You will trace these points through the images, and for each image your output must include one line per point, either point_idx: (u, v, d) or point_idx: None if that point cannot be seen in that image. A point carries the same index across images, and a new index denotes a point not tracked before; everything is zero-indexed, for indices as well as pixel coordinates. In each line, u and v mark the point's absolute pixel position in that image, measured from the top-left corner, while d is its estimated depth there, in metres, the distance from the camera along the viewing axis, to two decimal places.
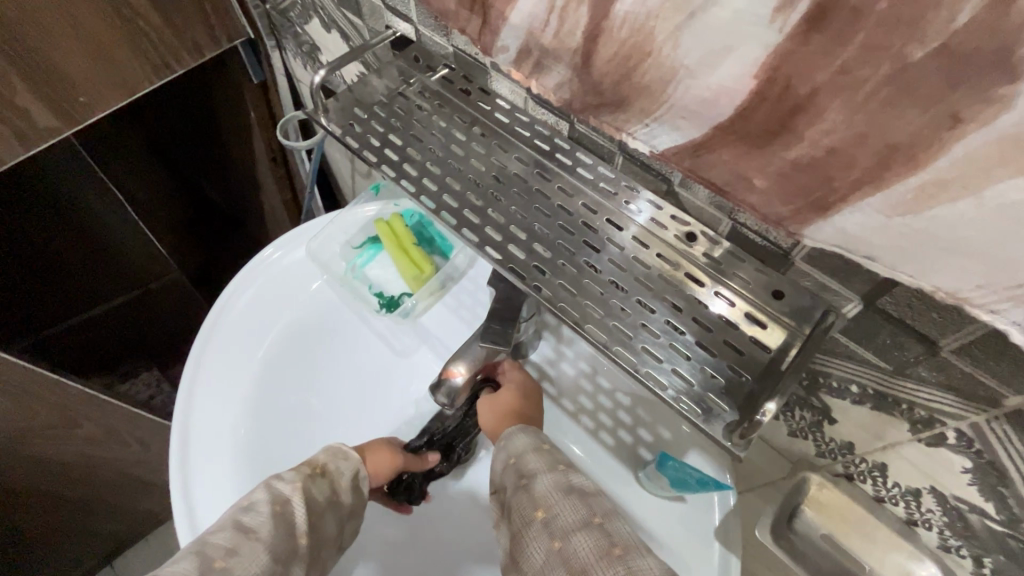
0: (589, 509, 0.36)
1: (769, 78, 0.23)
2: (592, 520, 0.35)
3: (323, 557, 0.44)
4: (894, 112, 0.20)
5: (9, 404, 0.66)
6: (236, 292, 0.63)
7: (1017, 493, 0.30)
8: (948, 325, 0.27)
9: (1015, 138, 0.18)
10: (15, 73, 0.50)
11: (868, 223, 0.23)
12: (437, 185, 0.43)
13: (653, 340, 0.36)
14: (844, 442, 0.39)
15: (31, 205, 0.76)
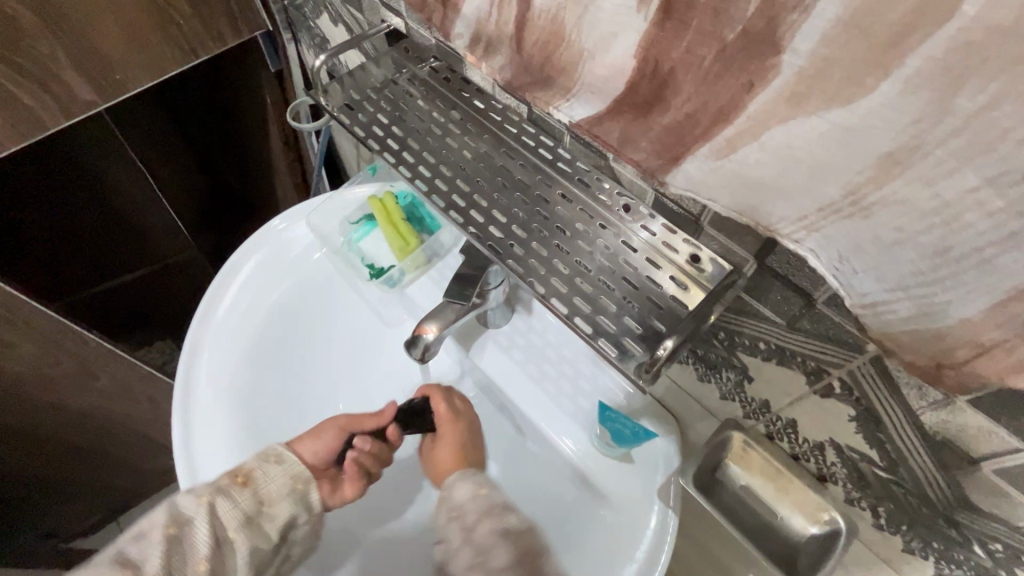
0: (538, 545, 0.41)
1: (644, 63, 0.25)
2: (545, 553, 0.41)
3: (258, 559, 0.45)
4: (721, 85, 0.22)
5: (38, 348, 0.75)
6: (244, 256, 0.69)
7: (890, 436, 0.35)
8: (819, 280, 0.31)
9: (788, 98, 0.19)
10: (62, 51, 0.57)
11: (704, 168, 0.24)
12: (415, 158, 0.48)
13: (586, 293, 0.40)
14: (761, 401, 0.43)
15: (62, 177, 0.86)
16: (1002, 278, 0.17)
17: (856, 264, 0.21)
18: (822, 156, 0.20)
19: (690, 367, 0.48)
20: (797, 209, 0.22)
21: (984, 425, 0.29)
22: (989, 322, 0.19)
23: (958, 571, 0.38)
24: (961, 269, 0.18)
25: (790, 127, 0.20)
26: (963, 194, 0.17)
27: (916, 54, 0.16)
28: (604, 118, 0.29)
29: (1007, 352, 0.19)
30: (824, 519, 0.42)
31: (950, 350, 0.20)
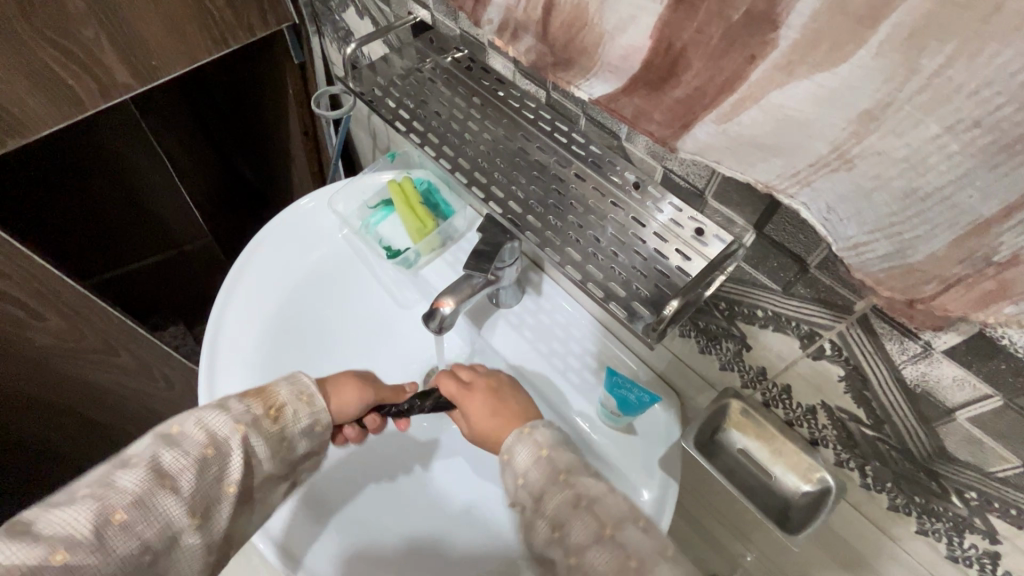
0: (599, 521, 0.40)
1: (659, 43, 0.27)
2: (603, 533, 0.39)
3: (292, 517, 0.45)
4: (726, 58, 0.25)
5: (65, 322, 0.78)
6: (270, 232, 0.73)
7: (875, 393, 0.38)
8: (813, 244, 0.35)
9: (781, 67, 0.23)
10: (104, 35, 0.61)
11: (710, 132, 0.28)
12: (439, 139, 0.51)
13: (598, 261, 0.44)
14: (758, 368, 0.46)
15: (83, 162, 0.88)
16: (961, 212, 0.21)
17: (841, 212, 0.25)
18: (811, 116, 0.23)
19: (692, 339, 0.51)
20: (791, 166, 0.25)
21: (958, 373, 0.32)
22: (950, 256, 0.22)
23: (938, 525, 0.41)
24: (928, 206, 0.22)
25: (785, 92, 0.23)
26: (927, 141, 0.20)
27: (888, 22, 0.19)
28: (621, 94, 0.32)
29: (967, 286, 0.23)
30: (815, 478, 0.46)
31: (917, 284, 0.24)
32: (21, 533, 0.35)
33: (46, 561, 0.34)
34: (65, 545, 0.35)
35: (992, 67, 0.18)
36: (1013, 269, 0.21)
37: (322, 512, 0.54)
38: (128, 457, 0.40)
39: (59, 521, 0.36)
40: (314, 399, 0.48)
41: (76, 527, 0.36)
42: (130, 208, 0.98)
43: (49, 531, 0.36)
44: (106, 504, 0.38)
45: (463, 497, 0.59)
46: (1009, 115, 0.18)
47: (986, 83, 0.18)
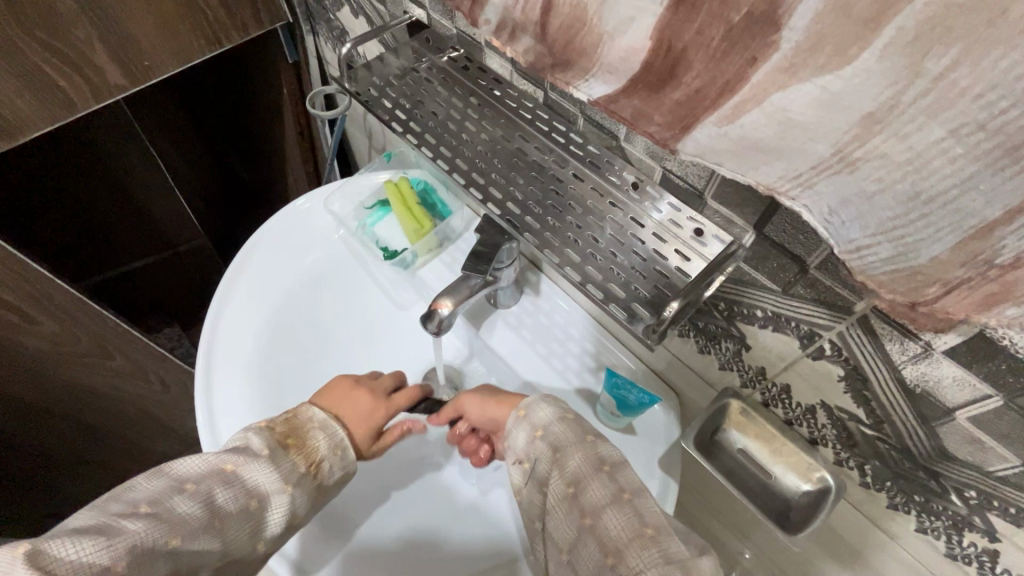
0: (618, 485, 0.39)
1: (659, 44, 0.27)
2: (623, 495, 0.38)
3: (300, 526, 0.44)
4: (727, 60, 0.24)
5: (58, 325, 0.77)
6: (266, 233, 0.72)
7: (875, 393, 0.38)
8: (813, 245, 0.35)
9: (783, 69, 0.23)
10: (96, 35, 0.60)
11: (711, 135, 0.27)
12: (436, 140, 0.51)
13: (597, 263, 0.44)
14: (758, 368, 0.46)
15: (77, 164, 0.88)
16: (965, 216, 0.21)
17: (844, 215, 0.24)
18: (813, 119, 0.23)
19: (691, 340, 0.51)
20: (792, 169, 0.25)
21: (958, 374, 0.32)
22: (953, 259, 0.22)
23: (937, 523, 0.41)
24: (932, 209, 0.21)
25: (787, 94, 0.23)
26: (931, 145, 0.20)
27: (891, 25, 0.19)
28: (621, 95, 0.31)
29: (970, 288, 0.23)
30: (815, 477, 0.46)
31: (919, 287, 0.24)
32: (87, 538, 0.33)
33: (105, 570, 0.33)
34: (125, 559, 0.33)
35: (997, 70, 0.17)
36: (1016, 271, 0.21)
37: (330, 522, 0.55)
38: (184, 479, 0.39)
39: (122, 529, 0.34)
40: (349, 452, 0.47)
41: (136, 541, 0.34)
42: (125, 210, 0.98)
43: (114, 537, 0.34)
44: (164, 523, 0.36)
45: (468, 495, 0.59)
46: (1014, 119, 0.18)
47: (991, 86, 0.18)
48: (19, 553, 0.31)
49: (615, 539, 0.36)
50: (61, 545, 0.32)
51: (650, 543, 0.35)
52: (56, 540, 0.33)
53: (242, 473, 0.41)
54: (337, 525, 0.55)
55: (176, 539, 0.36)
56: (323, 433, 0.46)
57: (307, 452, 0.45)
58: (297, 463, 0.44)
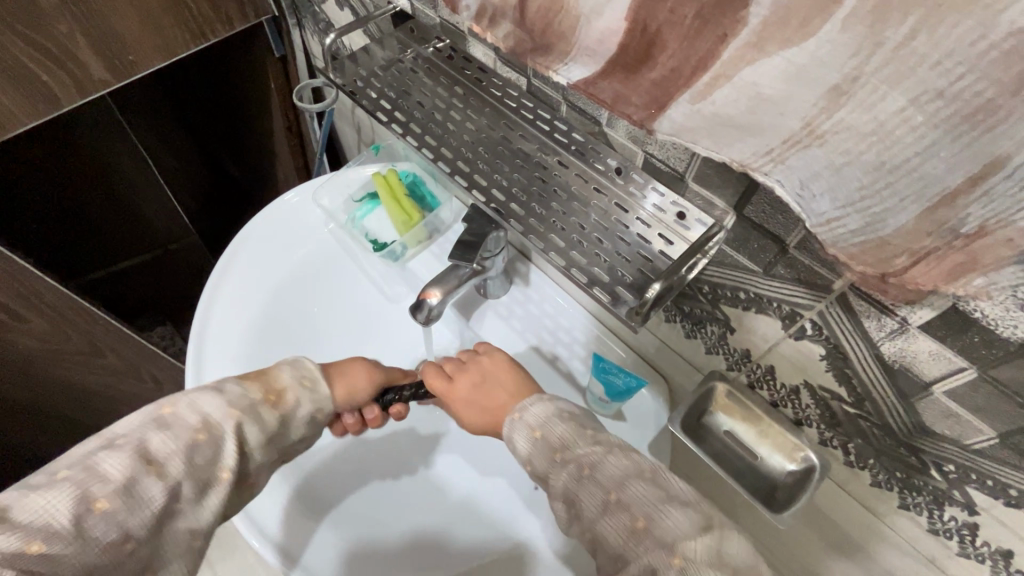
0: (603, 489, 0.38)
1: (634, 26, 0.27)
2: (610, 498, 0.37)
3: None
4: (700, 36, 0.25)
5: (47, 324, 0.77)
6: (255, 227, 0.73)
7: (855, 370, 0.39)
8: (792, 224, 0.35)
9: (752, 44, 0.23)
10: (79, 30, 0.60)
11: (686, 113, 0.28)
12: (421, 129, 0.51)
13: (581, 247, 0.44)
14: (742, 351, 0.47)
15: (63, 162, 0.87)
16: (928, 183, 0.21)
17: (814, 189, 0.25)
18: (782, 93, 0.23)
19: (677, 325, 0.51)
20: (764, 145, 0.25)
21: (933, 348, 0.33)
22: (919, 228, 0.23)
23: (918, 499, 0.42)
24: (896, 178, 0.22)
25: (757, 68, 0.23)
26: (894, 114, 0.21)
27: None
28: (599, 78, 0.32)
29: (938, 258, 0.23)
30: (799, 457, 0.47)
31: (889, 258, 0.25)
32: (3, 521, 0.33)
33: (21, 551, 0.32)
34: (41, 536, 0.33)
35: (954, 37, 0.18)
36: (981, 240, 0.22)
37: (330, 519, 0.55)
38: (111, 439, 0.38)
39: (33, 508, 0.34)
40: (322, 405, 0.47)
41: (51, 516, 0.34)
42: (114, 207, 0.98)
43: (26, 522, 0.33)
44: (86, 487, 0.35)
45: (461, 487, 0.59)
46: (971, 85, 0.18)
47: (949, 54, 0.18)
48: None
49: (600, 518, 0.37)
50: None
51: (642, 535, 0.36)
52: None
53: (181, 418, 0.40)
54: (323, 509, 0.55)
55: (100, 503, 0.35)
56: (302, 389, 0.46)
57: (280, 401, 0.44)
58: (264, 415, 0.43)
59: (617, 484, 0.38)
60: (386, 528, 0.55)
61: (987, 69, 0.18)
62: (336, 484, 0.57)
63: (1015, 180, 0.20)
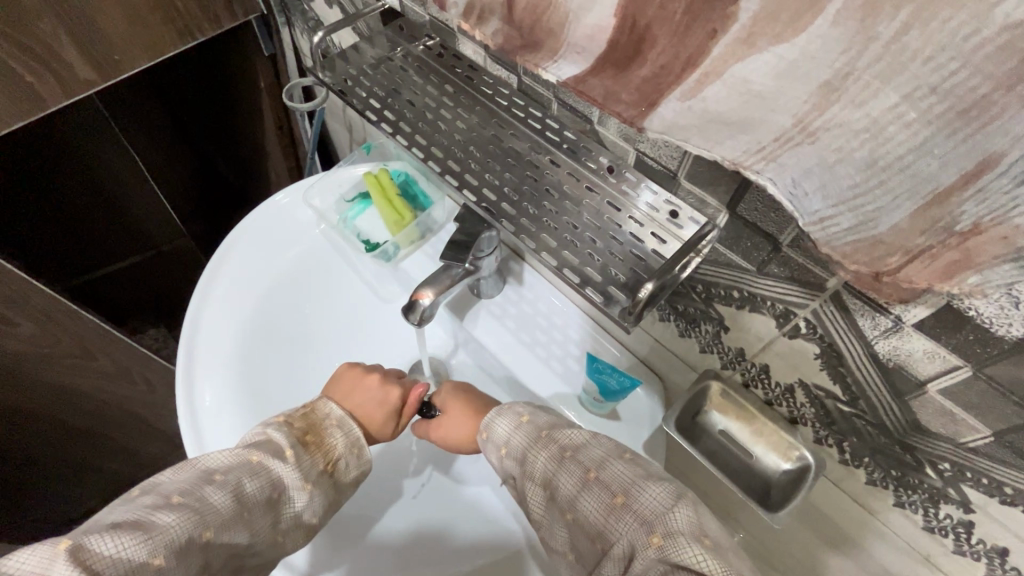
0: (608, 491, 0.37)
1: (623, 22, 0.27)
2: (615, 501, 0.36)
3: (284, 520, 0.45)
4: (689, 32, 0.24)
5: (36, 327, 0.76)
6: (246, 228, 0.72)
7: (850, 369, 0.38)
8: (785, 222, 0.35)
9: (742, 40, 0.22)
10: (62, 29, 0.59)
11: (676, 111, 0.27)
12: (410, 128, 0.51)
13: (574, 246, 0.44)
14: (737, 349, 0.46)
15: (55, 162, 0.85)
16: (922, 181, 0.21)
17: (806, 187, 0.24)
18: (773, 89, 0.23)
19: (671, 324, 0.51)
20: (755, 142, 0.25)
21: (928, 346, 0.32)
22: (913, 227, 0.22)
23: (914, 497, 0.42)
24: (889, 176, 0.21)
25: (747, 65, 0.23)
26: (886, 111, 0.20)
27: None
28: (589, 75, 0.31)
29: (931, 256, 0.23)
30: (795, 455, 0.47)
31: (882, 257, 0.24)
32: (130, 530, 0.34)
33: (143, 564, 0.33)
34: (162, 551, 0.34)
35: (947, 32, 0.17)
36: (976, 237, 0.22)
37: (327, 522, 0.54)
38: (212, 471, 0.40)
39: (155, 524, 0.35)
40: (365, 450, 0.48)
41: (173, 534, 0.35)
42: (108, 210, 0.97)
43: (146, 528, 0.34)
44: (199, 516, 0.36)
45: (481, 482, 0.58)
46: (964, 80, 0.18)
47: (941, 48, 0.18)
48: (60, 550, 0.31)
49: (598, 520, 0.36)
50: (105, 542, 0.33)
51: (624, 512, 0.36)
52: (99, 536, 0.33)
53: (269, 468, 0.41)
54: (336, 523, 0.54)
55: (208, 531, 0.36)
56: (340, 431, 0.47)
57: (323, 448, 0.46)
58: (316, 462, 0.45)
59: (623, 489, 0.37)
60: (411, 538, 0.55)
61: (981, 64, 0.17)
62: (364, 510, 0.56)
63: (1009, 177, 0.19)
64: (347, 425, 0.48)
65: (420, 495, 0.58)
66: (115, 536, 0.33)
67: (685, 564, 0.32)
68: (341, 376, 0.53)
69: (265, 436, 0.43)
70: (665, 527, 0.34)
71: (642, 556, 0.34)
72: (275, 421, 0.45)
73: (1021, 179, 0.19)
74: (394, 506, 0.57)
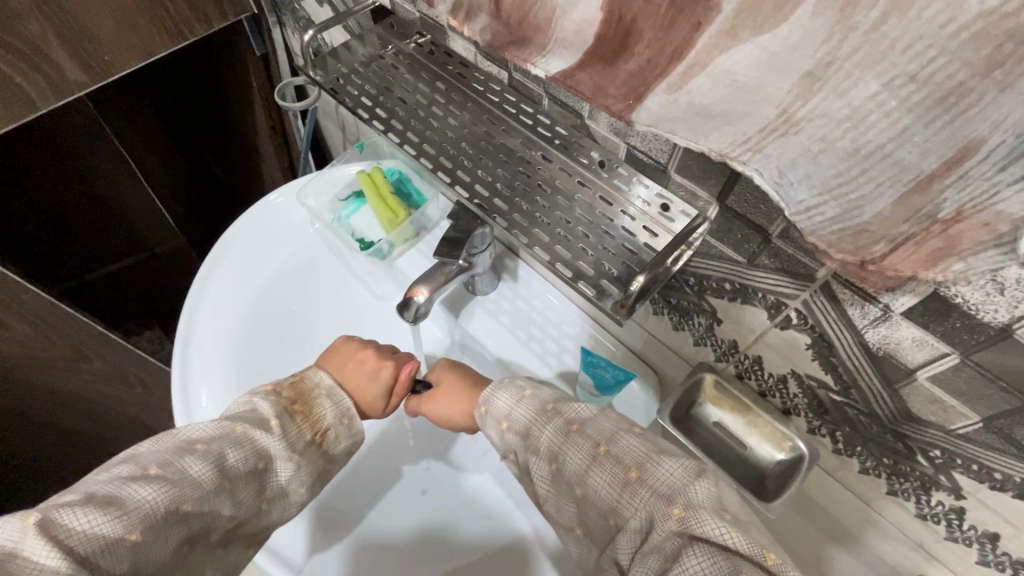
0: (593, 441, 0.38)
1: (610, 17, 0.27)
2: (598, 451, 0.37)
3: (282, 518, 0.45)
4: (673, 24, 0.24)
5: (30, 330, 0.76)
6: (241, 228, 0.72)
7: (841, 358, 0.39)
8: (774, 214, 0.35)
9: (724, 32, 0.23)
10: (52, 31, 0.58)
11: (663, 105, 0.28)
12: (402, 126, 0.51)
13: (567, 241, 0.44)
14: (730, 342, 0.47)
15: (46, 164, 0.84)
16: (902, 168, 0.21)
17: (792, 177, 0.25)
18: (756, 79, 0.23)
19: (665, 317, 0.51)
20: (741, 134, 0.25)
21: (917, 334, 0.33)
22: (895, 215, 0.23)
23: (906, 484, 0.42)
24: (871, 163, 0.22)
25: (731, 56, 0.23)
26: (867, 99, 0.20)
27: None
28: (577, 70, 0.31)
29: (916, 244, 0.23)
30: (788, 446, 0.47)
31: (867, 245, 0.25)
32: (98, 504, 0.34)
33: (120, 540, 0.33)
34: (138, 526, 0.34)
35: (924, 19, 0.18)
36: (959, 225, 0.22)
37: (331, 521, 0.54)
38: (194, 442, 0.39)
39: (129, 498, 0.35)
40: (355, 421, 0.48)
41: (150, 509, 0.35)
42: (98, 212, 0.96)
43: (125, 505, 0.34)
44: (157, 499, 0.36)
45: (470, 480, 0.58)
46: (942, 68, 0.18)
47: (919, 36, 0.18)
48: (30, 522, 0.32)
49: (603, 510, 0.36)
50: (77, 515, 0.33)
51: (637, 488, 0.35)
52: (66, 509, 0.33)
53: (254, 439, 0.41)
54: (339, 522, 0.54)
55: (185, 504, 0.36)
56: (329, 401, 0.47)
57: (314, 420, 0.45)
58: (304, 432, 0.44)
59: (605, 436, 0.38)
60: (416, 534, 0.55)
61: (957, 51, 0.18)
62: (350, 494, 0.56)
63: (989, 163, 0.20)
64: (338, 395, 0.47)
65: (424, 491, 0.58)
66: (85, 510, 0.33)
67: (706, 536, 0.31)
68: (337, 348, 0.52)
69: (255, 407, 0.43)
70: (686, 498, 0.33)
71: (663, 526, 0.33)
72: (265, 391, 0.44)
73: (1001, 165, 0.19)
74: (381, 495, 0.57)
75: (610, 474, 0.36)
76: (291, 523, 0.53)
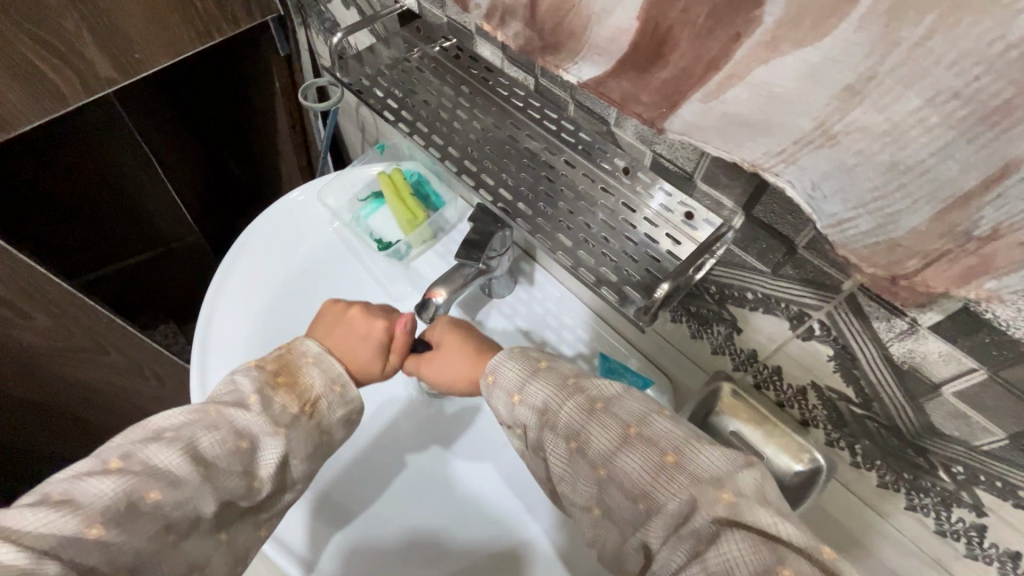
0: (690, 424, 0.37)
1: (645, 29, 0.27)
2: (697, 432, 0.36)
3: None
4: (711, 34, 0.25)
5: (51, 319, 0.77)
6: (262, 223, 0.73)
7: (863, 370, 0.38)
8: (801, 225, 0.35)
9: (764, 44, 0.23)
10: (85, 28, 0.60)
11: (698, 113, 0.28)
12: (427, 128, 0.51)
13: (589, 246, 0.44)
14: (749, 351, 0.47)
15: (68, 160, 0.86)
16: (942, 185, 0.21)
17: (826, 189, 0.25)
18: (794, 90, 0.23)
19: (683, 324, 0.51)
20: (777, 144, 0.25)
21: (943, 348, 0.33)
22: (931, 230, 0.23)
23: (926, 500, 0.42)
24: (910, 179, 0.22)
25: (770, 68, 0.23)
26: (908, 115, 0.21)
27: None
28: (609, 77, 0.31)
29: (949, 261, 0.23)
30: (806, 458, 0.46)
31: (900, 260, 0.25)
32: (51, 504, 0.35)
33: (80, 534, 0.34)
34: (98, 520, 0.35)
35: (970, 38, 0.18)
36: (994, 243, 0.22)
37: (332, 514, 0.55)
38: (161, 430, 0.39)
39: (84, 495, 0.35)
40: (349, 389, 0.46)
41: (105, 500, 0.35)
42: (118, 209, 0.98)
43: (78, 502, 0.35)
44: (139, 479, 0.37)
45: (471, 485, 0.58)
46: (987, 86, 0.18)
47: (964, 54, 0.18)
48: None
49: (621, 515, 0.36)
50: (24, 515, 0.34)
51: None
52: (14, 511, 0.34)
53: (229, 418, 0.41)
54: (341, 516, 0.55)
55: (96, 529, 0.34)
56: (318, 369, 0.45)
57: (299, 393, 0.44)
58: (289, 406, 0.43)
59: (636, 418, 0.38)
60: (413, 535, 0.54)
61: (1003, 71, 0.18)
62: (352, 490, 0.57)
63: None
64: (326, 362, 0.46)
65: (425, 491, 0.58)
66: (36, 510, 0.34)
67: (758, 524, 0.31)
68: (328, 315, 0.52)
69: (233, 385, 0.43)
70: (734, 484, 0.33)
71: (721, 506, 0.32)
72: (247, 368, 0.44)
73: None
74: (383, 493, 0.57)
75: (648, 457, 0.36)
76: (292, 512, 0.54)
